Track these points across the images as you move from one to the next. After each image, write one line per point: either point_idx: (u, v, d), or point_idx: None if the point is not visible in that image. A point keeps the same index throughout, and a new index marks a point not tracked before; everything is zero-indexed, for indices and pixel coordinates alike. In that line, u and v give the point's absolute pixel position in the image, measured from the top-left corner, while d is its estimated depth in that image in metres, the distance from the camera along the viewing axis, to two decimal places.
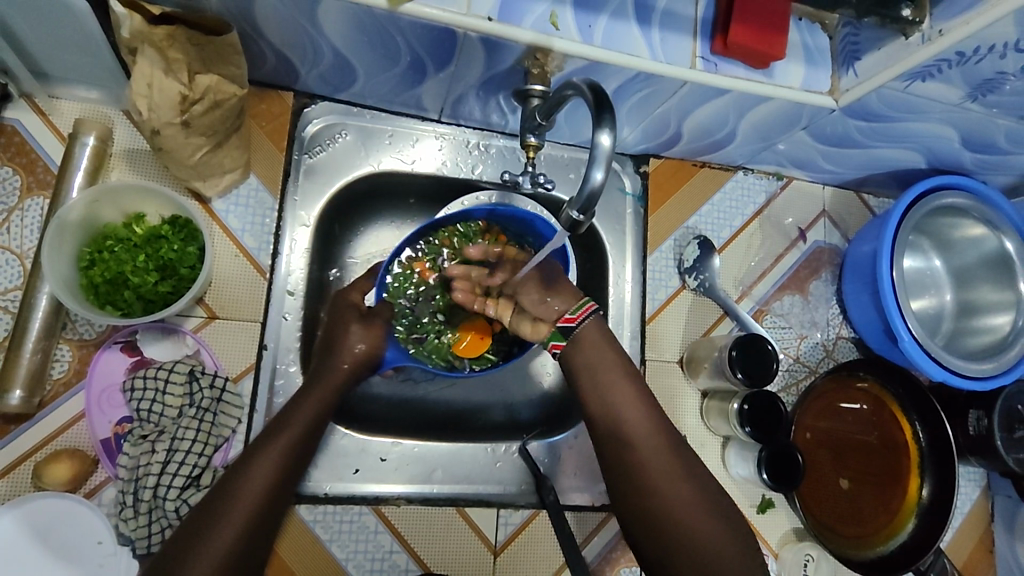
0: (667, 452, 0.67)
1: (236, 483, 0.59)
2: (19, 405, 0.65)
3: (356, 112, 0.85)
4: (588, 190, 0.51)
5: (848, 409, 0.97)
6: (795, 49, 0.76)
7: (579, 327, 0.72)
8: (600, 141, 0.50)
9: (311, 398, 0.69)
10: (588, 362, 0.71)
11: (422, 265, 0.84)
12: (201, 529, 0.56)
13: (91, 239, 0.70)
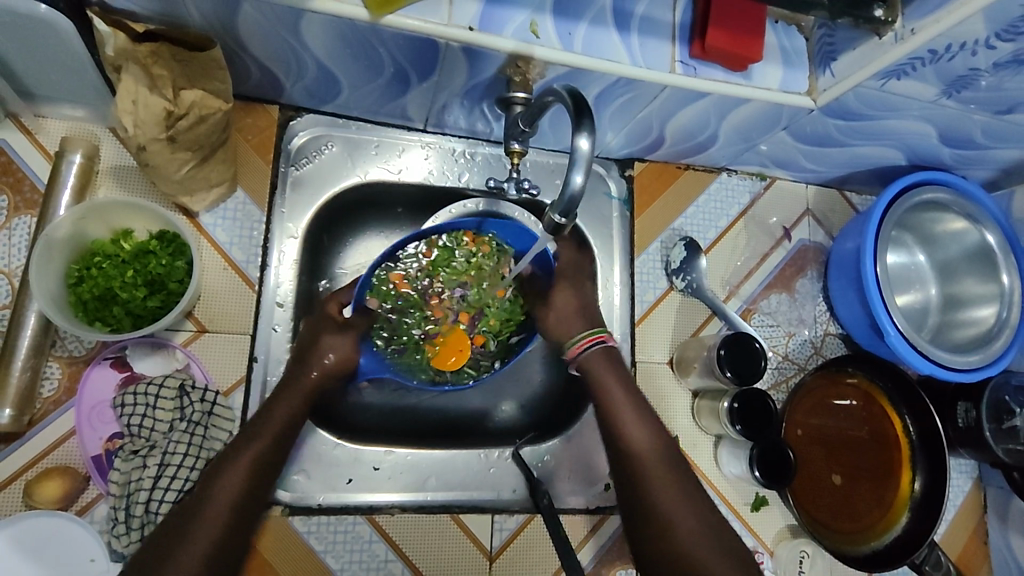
0: (670, 467, 0.69)
1: (206, 499, 0.59)
2: (9, 423, 0.65)
3: (342, 123, 0.85)
4: (569, 194, 0.51)
5: (838, 406, 0.98)
6: (772, 52, 0.77)
7: (579, 357, 0.76)
8: (579, 146, 0.50)
9: (279, 408, 0.68)
10: (599, 387, 0.74)
11: (398, 277, 0.81)
12: (168, 549, 0.55)
13: (79, 256, 0.71)
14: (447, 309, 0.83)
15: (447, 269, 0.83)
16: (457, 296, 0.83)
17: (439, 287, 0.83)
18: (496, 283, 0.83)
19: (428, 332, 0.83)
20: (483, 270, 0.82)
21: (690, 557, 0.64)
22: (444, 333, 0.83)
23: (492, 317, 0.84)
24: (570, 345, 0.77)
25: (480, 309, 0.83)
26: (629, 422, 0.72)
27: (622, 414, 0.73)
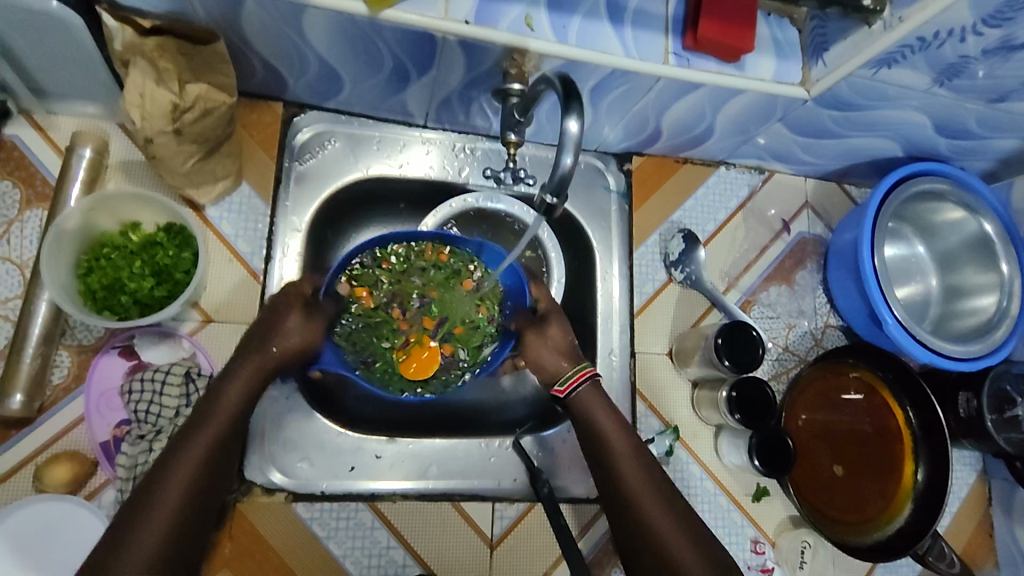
0: (655, 486, 0.70)
1: (156, 486, 0.58)
2: (20, 409, 0.67)
3: (345, 119, 0.87)
4: (560, 173, 0.53)
5: (845, 401, 0.98)
6: (764, 43, 0.79)
7: (569, 395, 0.75)
8: (568, 127, 0.51)
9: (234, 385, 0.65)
10: (586, 418, 0.74)
11: (364, 292, 0.84)
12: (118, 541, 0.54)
13: (89, 247, 0.73)
14: (414, 317, 0.86)
15: (411, 280, 0.85)
16: (422, 304, 0.86)
17: (403, 298, 0.86)
18: (461, 294, 0.85)
19: (396, 343, 0.85)
20: (448, 280, 0.85)
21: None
22: (411, 344, 0.85)
23: (457, 327, 0.86)
24: (559, 383, 0.76)
25: (444, 317, 0.86)
26: (618, 446, 0.72)
27: (611, 439, 0.72)
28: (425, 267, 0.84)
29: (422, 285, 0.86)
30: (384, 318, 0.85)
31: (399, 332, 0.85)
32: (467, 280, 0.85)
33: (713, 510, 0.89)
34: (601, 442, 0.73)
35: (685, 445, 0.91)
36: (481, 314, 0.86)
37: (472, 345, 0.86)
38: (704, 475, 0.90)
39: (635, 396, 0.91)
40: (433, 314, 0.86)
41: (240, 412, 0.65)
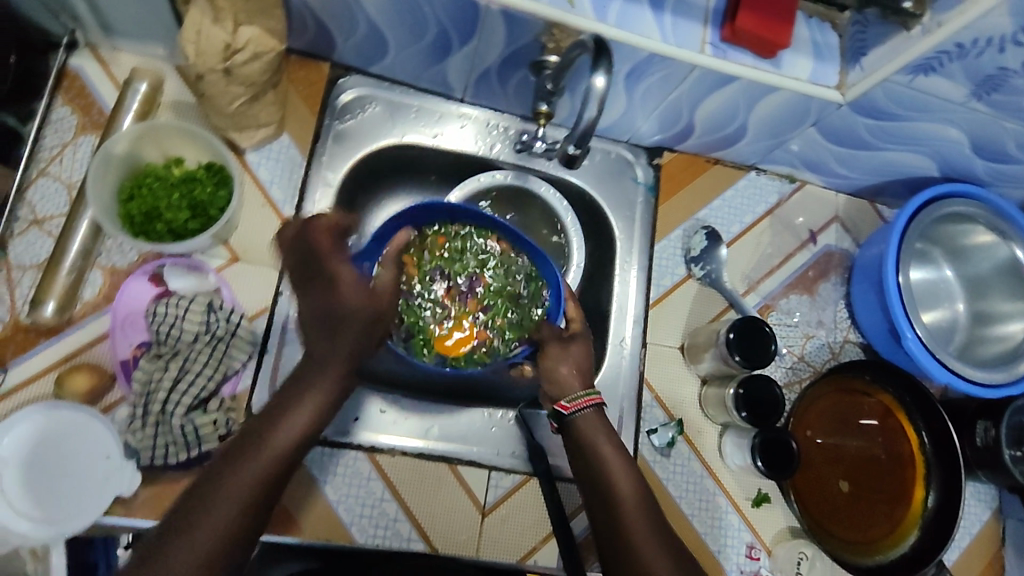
0: (651, 519, 0.65)
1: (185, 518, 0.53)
2: (52, 317, 0.71)
3: (386, 86, 0.90)
4: (582, 128, 0.55)
5: (857, 426, 0.96)
6: (803, 43, 0.80)
7: (574, 415, 0.71)
8: (595, 82, 0.53)
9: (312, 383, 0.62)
10: (590, 445, 0.70)
11: (411, 258, 0.83)
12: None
13: (132, 176, 0.77)
14: (461, 302, 0.85)
15: (462, 264, 0.85)
16: (470, 292, 0.85)
17: (453, 279, 0.85)
18: (514, 292, 0.84)
19: (434, 321, 0.83)
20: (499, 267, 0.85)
21: None
22: (453, 322, 0.84)
23: (500, 318, 0.84)
24: (564, 398, 0.73)
25: (489, 308, 0.84)
26: (615, 472, 0.68)
27: (613, 470, 0.68)
28: (479, 252, 0.84)
29: (472, 266, 0.85)
30: (427, 290, 0.84)
31: (439, 308, 0.84)
32: (520, 284, 0.84)
33: (711, 511, 0.88)
34: (602, 470, 0.68)
35: (689, 441, 0.90)
36: (526, 318, 0.83)
37: (509, 341, 0.83)
38: (705, 473, 0.89)
39: (642, 385, 0.91)
40: (478, 301, 0.85)
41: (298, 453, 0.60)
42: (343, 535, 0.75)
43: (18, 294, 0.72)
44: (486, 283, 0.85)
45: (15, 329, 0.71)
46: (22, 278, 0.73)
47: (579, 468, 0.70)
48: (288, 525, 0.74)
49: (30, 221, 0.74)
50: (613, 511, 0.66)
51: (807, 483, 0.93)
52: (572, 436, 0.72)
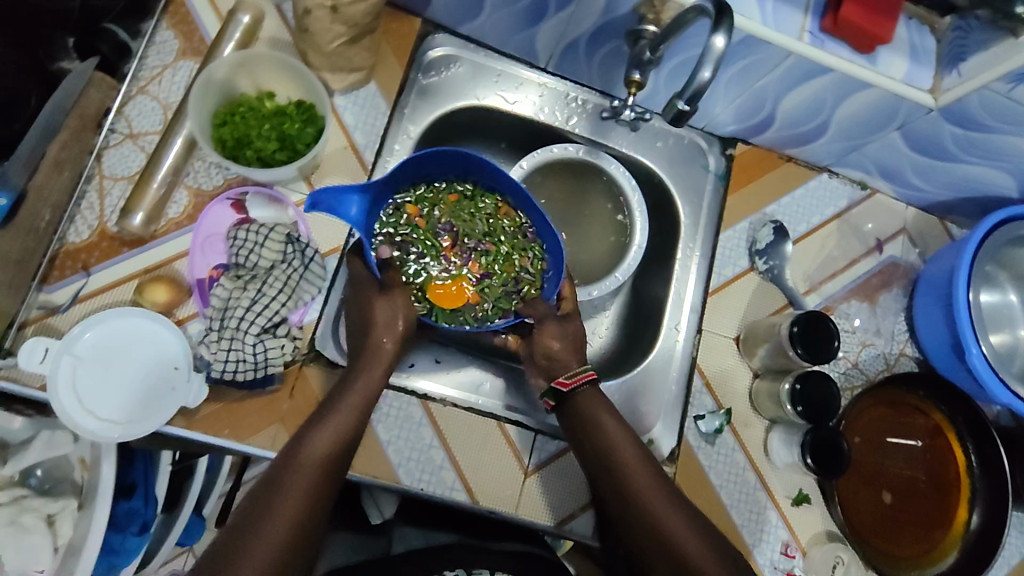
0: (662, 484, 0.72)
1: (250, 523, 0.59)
2: (138, 227, 0.73)
3: (473, 48, 0.91)
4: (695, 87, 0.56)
5: (899, 446, 0.93)
6: (901, 43, 0.79)
7: (574, 391, 0.76)
8: (715, 43, 0.55)
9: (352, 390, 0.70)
10: (591, 420, 0.74)
11: (416, 211, 0.80)
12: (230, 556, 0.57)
13: (226, 104, 0.79)
14: (459, 261, 0.82)
15: (472, 227, 0.82)
16: (471, 253, 0.82)
17: (458, 236, 0.82)
18: (517, 264, 0.82)
19: (432, 274, 0.81)
20: (506, 237, 0.82)
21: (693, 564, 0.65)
22: (448, 276, 0.81)
23: (495, 288, 0.81)
24: (564, 376, 0.77)
25: (488, 274, 0.82)
26: (618, 444, 0.73)
27: (620, 447, 0.73)
28: (488, 219, 0.82)
29: (480, 231, 0.82)
30: (433, 241, 0.81)
31: (441, 261, 0.82)
32: (524, 259, 0.82)
33: (750, 503, 0.87)
34: (605, 446, 0.73)
35: (734, 432, 0.89)
36: (522, 292, 0.82)
37: (500, 309, 0.81)
38: (748, 466, 0.88)
39: (694, 370, 0.91)
40: (479, 265, 0.82)
41: (317, 496, 0.63)
42: (390, 476, 0.76)
43: (107, 203, 0.74)
44: (490, 250, 0.82)
45: (102, 235, 0.73)
46: (112, 188, 0.75)
47: (584, 444, 0.74)
48: None
49: (125, 135, 0.76)
50: (619, 481, 0.72)
51: (847, 494, 0.91)
52: (573, 414, 0.76)
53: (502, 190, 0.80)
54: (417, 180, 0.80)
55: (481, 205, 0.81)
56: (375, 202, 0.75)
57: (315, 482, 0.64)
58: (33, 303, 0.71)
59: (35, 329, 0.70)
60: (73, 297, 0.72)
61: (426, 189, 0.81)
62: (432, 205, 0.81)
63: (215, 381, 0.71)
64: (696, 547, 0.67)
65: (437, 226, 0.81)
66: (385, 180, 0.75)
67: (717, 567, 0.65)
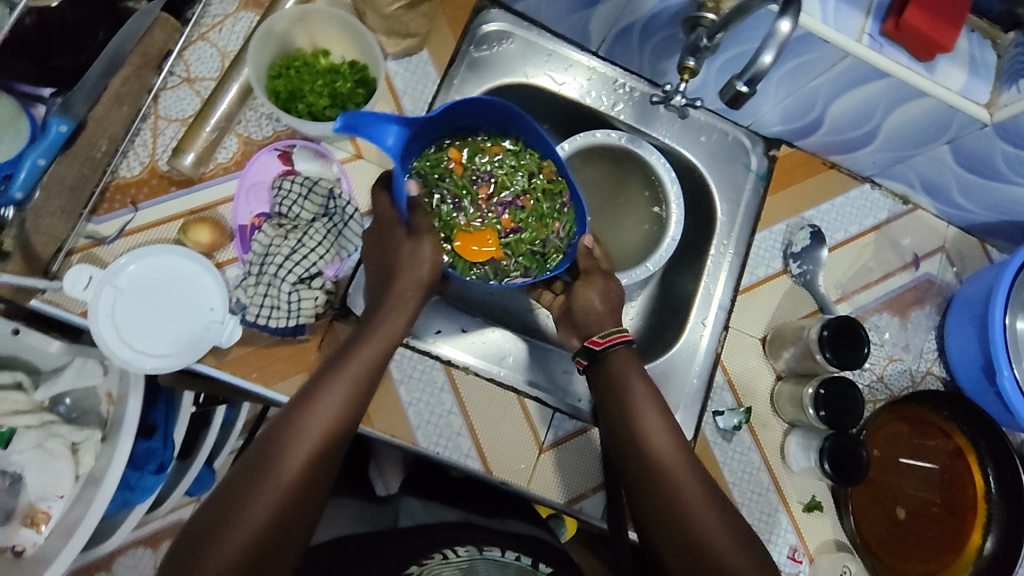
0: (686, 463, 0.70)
1: (239, 494, 0.58)
2: (188, 168, 0.75)
3: (525, 26, 0.91)
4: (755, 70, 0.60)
5: (914, 469, 0.92)
6: (960, 55, 0.78)
7: (606, 350, 0.75)
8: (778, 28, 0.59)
9: (354, 359, 0.66)
10: (620, 383, 0.74)
11: (457, 156, 0.79)
12: (216, 528, 0.56)
13: (282, 57, 0.80)
14: (493, 211, 0.83)
15: (511, 181, 0.81)
16: (505, 206, 0.82)
17: (494, 187, 0.81)
18: (548, 226, 0.83)
19: (463, 219, 0.82)
20: (542, 198, 0.82)
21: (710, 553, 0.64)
22: (478, 226, 0.82)
23: (523, 245, 0.82)
24: (599, 335, 0.77)
25: (518, 229, 0.82)
26: (643, 413, 0.72)
27: (650, 418, 0.72)
28: (529, 177, 0.81)
29: (518, 185, 0.81)
30: (467, 185, 0.81)
31: (474, 209, 0.82)
32: (556, 223, 0.83)
33: (761, 504, 0.87)
34: (635, 412, 0.72)
35: (752, 431, 0.89)
36: (549, 254, 0.83)
37: (524, 266, 0.82)
38: (763, 467, 0.88)
39: (716, 365, 0.90)
40: (512, 219, 0.82)
41: (336, 434, 0.63)
42: (409, 436, 0.78)
43: (160, 143, 0.76)
44: (524, 206, 0.82)
45: (152, 173, 0.75)
46: (165, 129, 0.76)
47: (610, 406, 0.74)
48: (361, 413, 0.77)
49: (182, 78, 0.78)
50: (640, 454, 0.70)
51: (861, 510, 0.91)
52: (600, 373, 0.76)
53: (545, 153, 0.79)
54: (456, 129, 0.79)
55: (522, 162, 0.80)
56: (414, 142, 0.73)
57: (336, 422, 0.63)
58: (81, 231, 0.73)
59: (81, 258, 0.72)
60: (120, 230, 0.74)
61: (468, 138, 0.80)
62: (473, 153, 0.80)
63: (249, 323, 0.73)
64: (716, 534, 0.65)
65: (474, 174, 0.81)
66: (428, 121, 0.72)
67: (734, 558, 0.64)
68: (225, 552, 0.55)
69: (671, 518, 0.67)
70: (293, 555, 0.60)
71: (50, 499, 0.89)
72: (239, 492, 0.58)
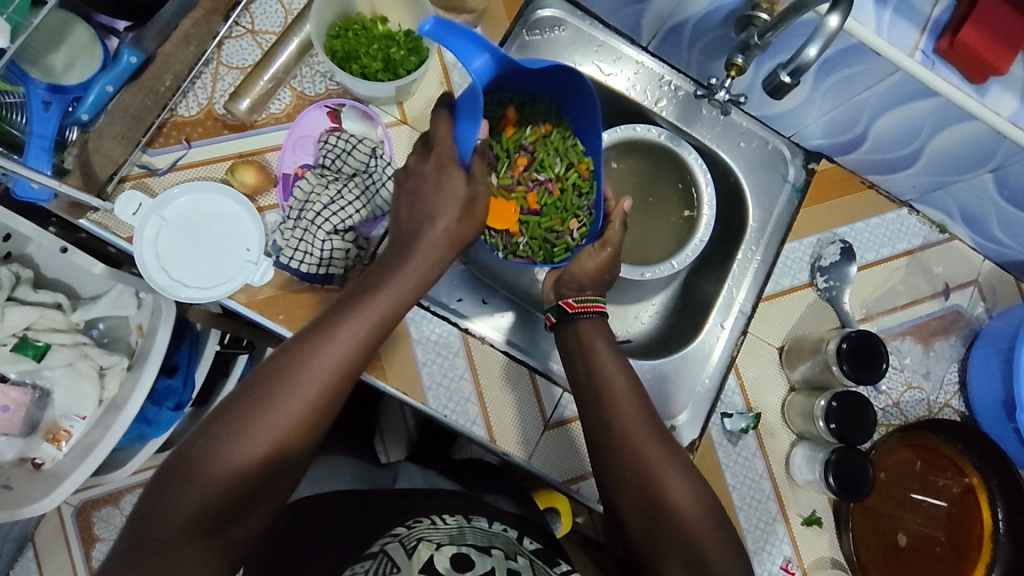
0: (665, 448, 0.70)
1: (228, 430, 0.59)
2: (243, 113, 0.78)
3: (580, 15, 0.93)
4: (800, 62, 0.65)
5: (921, 501, 0.91)
6: (1014, 82, 0.78)
7: (577, 313, 0.78)
8: (828, 23, 0.63)
9: (364, 311, 0.65)
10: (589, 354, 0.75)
11: (511, 120, 0.81)
12: (202, 459, 0.57)
13: (342, 19, 0.82)
14: (524, 183, 0.84)
15: (551, 163, 0.83)
16: (536, 184, 0.83)
17: (533, 163, 0.83)
18: (567, 217, 0.84)
19: (496, 179, 0.83)
20: (571, 190, 0.83)
21: (687, 543, 0.65)
22: (507, 192, 0.83)
23: (539, 228, 0.84)
24: (573, 299, 0.79)
25: (541, 212, 0.84)
26: (625, 393, 0.72)
27: (624, 401, 0.72)
28: (568, 166, 0.83)
29: (556, 169, 0.83)
30: (509, 149, 0.82)
31: (508, 174, 0.83)
32: (574, 221, 0.84)
33: (759, 511, 0.87)
34: (615, 400, 0.72)
35: (759, 437, 0.89)
36: (558, 246, 0.85)
37: (532, 250, 0.84)
38: (766, 475, 0.88)
39: (730, 368, 0.90)
40: (538, 199, 0.84)
41: (342, 378, 0.63)
42: (420, 396, 0.81)
43: (219, 87, 0.79)
44: (556, 192, 0.84)
45: (208, 115, 0.79)
46: (225, 75, 0.80)
47: (586, 382, 0.74)
48: (376, 365, 0.80)
49: (246, 30, 0.81)
50: (615, 433, 0.70)
51: (863, 534, 0.89)
52: (573, 340, 0.78)
53: (590, 148, 0.81)
54: (518, 95, 0.80)
55: (567, 148, 0.82)
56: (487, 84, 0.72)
57: (338, 376, 0.63)
58: (136, 161, 0.77)
59: (134, 185, 0.76)
60: (172, 164, 0.77)
61: (527, 108, 0.81)
62: (526, 126, 0.82)
63: (280, 265, 0.76)
64: (691, 523, 0.66)
65: (519, 144, 0.83)
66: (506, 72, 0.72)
67: (713, 548, 0.65)
68: (210, 483, 0.56)
69: (647, 498, 0.67)
70: (287, 483, 0.62)
71: (72, 418, 0.92)
72: (236, 418, 0.59)
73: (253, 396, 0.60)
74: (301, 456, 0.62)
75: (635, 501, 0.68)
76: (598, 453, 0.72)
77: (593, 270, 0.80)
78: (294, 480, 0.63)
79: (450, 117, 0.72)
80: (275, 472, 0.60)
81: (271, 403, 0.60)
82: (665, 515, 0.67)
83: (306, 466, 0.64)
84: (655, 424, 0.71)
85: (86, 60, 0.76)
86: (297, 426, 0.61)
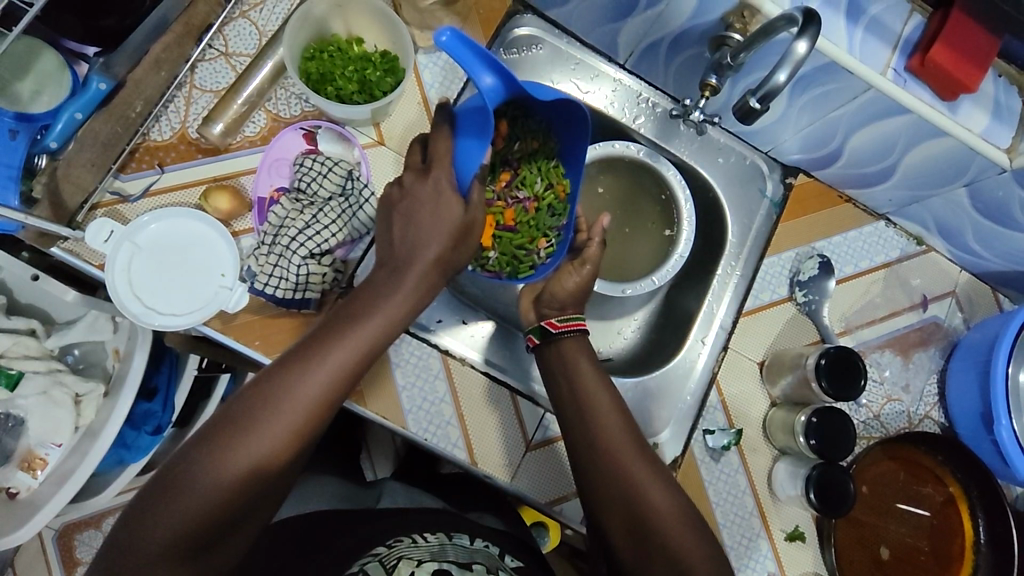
0: (649, 461, 0.70)
1: (205, 458, 0.57)
2: (216, 137, 0.78)
3: (557, 33, 0.92)
4: (772, 85, 0.65)
5: (903, 511, 0.91)
6: (984, 99, 0.79)
7: (562, 332, 0.77)
8: (797, 48, 0.63)
9: (348, 340, 0.64)
10: (570, 368, 0.75)
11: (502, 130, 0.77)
12: (178, 489, 0.56)
13: (317, 42, 0.82)
14: (503, 199, 0.83)
15: (532, 181, 0.82)
16: (515, 202, 0.83)
17: (515, 179, 0.83)
18: (536, 233, 0.83)
19: None
20: (544, 210, 0.83)
21: (674, 558, 0.65)
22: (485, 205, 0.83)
23: (510, 243, 0.83)
24: (558, 318, 0.79)
25: (514, 229, 0.83)
26: (607, 409, 0.72)
27: (606, 417, 0.71)
28: (547, 185, 0.82)
29: (537, 189, 0.83)
30: (495, 162, 0.82)
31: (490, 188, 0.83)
32: (543, 241, 0.84)
33: (742, 527, 0.87)
34: (598, 418, 0.71)
35: (741, 452, 0.89)
36: (523, 263, 0.83)
37: (500, 265, 0.83)
38: (748, 489, 0.88)
39: (711, 384, 0.91)
40: (514, 216, 0.83)
41: (324, 407, 0.62)
42: (399, 420, 0.80)
43: (192, 111, 0.79)
44: (532, 212, 0.83)
45: (181, 139, 0.78)
46: (198, 99, 0.80)
47: (568, 401, 0.74)
48: (354, 391, 0.79)
49: (220, 52, 0.81)
50: (600, 451, 0.70)
51: (846, 546, 0.89)
52: (552, 356, 0.77)
53: (571, 172, 0.81)
54: (517, 108, 0.75)
55: (549, 169, 0.82)
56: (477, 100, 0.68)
57: (319, 406, 0.62)
58: (107, 187, 0.76)
59: (105, 212, 0.76)
60: (145, 189, 0.77)
61: (519, 122, 0.78)
62: (515, 144, 0.81)
63: (255, 291, 0.75)
64: (675, 539, 0.66)
65: (505, 160, 0.82)
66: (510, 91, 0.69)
67: (697, 563, 0.65)
68: (187, 514, 0.55)
69: (631, 515, 0.67)
70: (267, 508, 0.62)
71: (48, 446, 0.91)
72: (215, 448, 0.58)
73: (234, 424, 0.59)
74: (280, 483, 0.61)
75: (621, 519, 0.68)
76: (582, 470, 0.72)
77: (575, 287, 0.82)
78: (272, 506, 0.62)
79: (450, 133, 0.69)
80: (254, 500, 0.59)
81: (252, 433, 0.59)
82: (650, 532, 0.66)
83: (284, 493, 0.64)
84: (641, 440, 0.71)
85: (53, 88, 0.74)
86: (279, 454, 0.60)
